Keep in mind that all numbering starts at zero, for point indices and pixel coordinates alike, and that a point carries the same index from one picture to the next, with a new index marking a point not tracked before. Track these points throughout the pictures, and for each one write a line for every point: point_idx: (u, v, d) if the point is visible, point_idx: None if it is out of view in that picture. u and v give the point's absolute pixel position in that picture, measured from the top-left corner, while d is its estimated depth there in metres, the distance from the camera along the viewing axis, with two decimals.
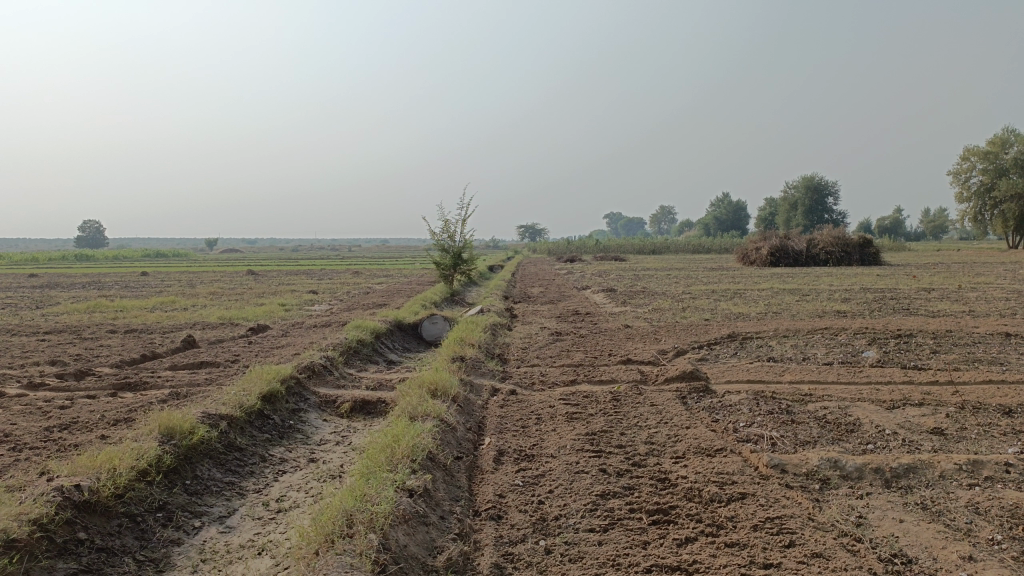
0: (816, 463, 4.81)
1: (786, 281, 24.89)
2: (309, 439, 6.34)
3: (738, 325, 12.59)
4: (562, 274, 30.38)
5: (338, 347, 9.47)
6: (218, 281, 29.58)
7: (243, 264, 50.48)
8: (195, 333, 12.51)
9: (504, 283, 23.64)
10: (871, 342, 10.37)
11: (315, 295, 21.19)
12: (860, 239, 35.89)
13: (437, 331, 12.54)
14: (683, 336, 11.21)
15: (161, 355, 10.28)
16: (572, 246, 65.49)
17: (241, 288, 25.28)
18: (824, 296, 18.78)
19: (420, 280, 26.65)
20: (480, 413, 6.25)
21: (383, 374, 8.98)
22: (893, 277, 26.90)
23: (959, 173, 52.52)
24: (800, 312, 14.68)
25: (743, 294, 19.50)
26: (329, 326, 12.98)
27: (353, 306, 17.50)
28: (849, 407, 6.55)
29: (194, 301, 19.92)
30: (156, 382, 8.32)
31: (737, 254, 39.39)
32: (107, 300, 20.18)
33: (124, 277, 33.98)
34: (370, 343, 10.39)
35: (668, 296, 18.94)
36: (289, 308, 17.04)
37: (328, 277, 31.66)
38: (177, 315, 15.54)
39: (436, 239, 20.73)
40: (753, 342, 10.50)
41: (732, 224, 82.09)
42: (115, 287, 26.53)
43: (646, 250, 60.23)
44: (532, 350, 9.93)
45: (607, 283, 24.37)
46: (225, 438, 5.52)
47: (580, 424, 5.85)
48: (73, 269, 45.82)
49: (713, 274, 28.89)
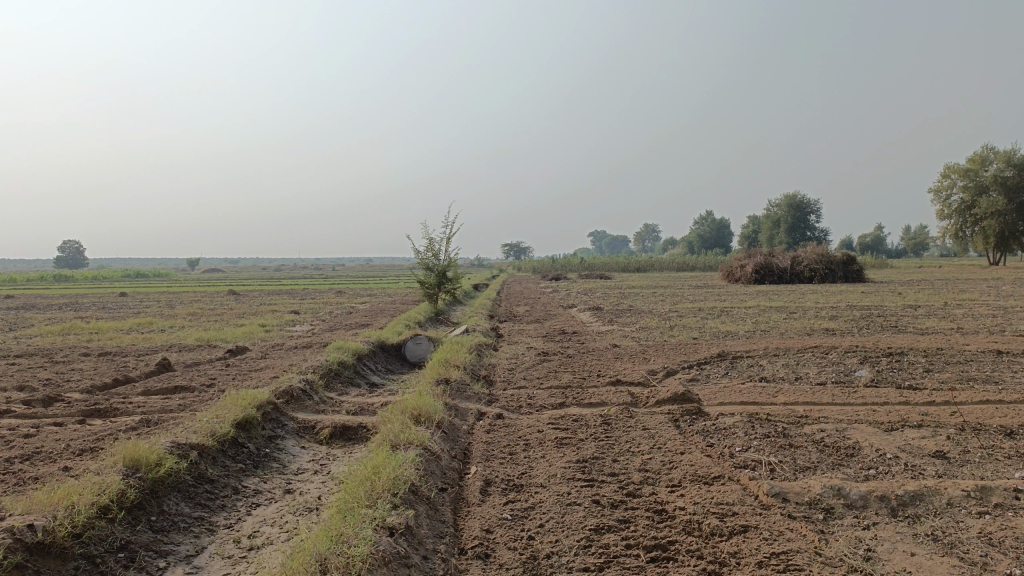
0: (818, 491, 4.58)
1: (772, 299, 24.80)
2: (285, 468, 6.05)
3: (727, 343, 12.41)
4: (548, 293, 30.17)
5: (319, 370, 9.17)
6: (198, 301, 29.15)
7: (224, 283, 49.87)
8: (172, 355, 12.15)
9: (489, 303, 23.40)
10: (863, 361, 10.20)
11: (297, 316, 20.83)
12: (844, 257, 36.02)
13: (420, 352, 12.27)
14: (672, 355, 11.00)
15: (135, 379, 9.92)
16: (556, 263, 65.38)
17: (221, 308, 24.86)
18: (811, 314, 18.67)
19: (404, 300, 26.35)
20: (465, 439, 5.99)
21: (365, 398, 8.68)
22: (878, 294, 26.92)
23: (940, 190, 53.01)
24: (788, 330, 14.53)
25: (730, 312, 19.35)
26: (310, 347, 12.66)
27: (335, 327, 17.17)
28: (847, 430, 6.34)
29: (173, 322, 19.53)
30: (127, 409, 7.98)
31: (722, 271, 39.39)
32: (82, 321, 19.71)
33: (103, 297, 33.55)
34: (351, 365, 10.10)
35: (655, 315, 18.77)
36: (270, 329, 16.69)
37: (311, 296, 31.31)
38: (154, 337, 15.15)
39: (420, 257, 20.49)
40: (744, 361, 10.30)
41: (715, 242, 82.41)
42: (92, 308, 26.00)
43: (631, 267, 60.28)
44: (519, 372, 9.68)
45: (593, 302, 24.19)
46: (195, 469, 5.23)
47: (570, 450, 5.60)
48: (51, 289, 45.25)
49: (699, 292, 28.78)
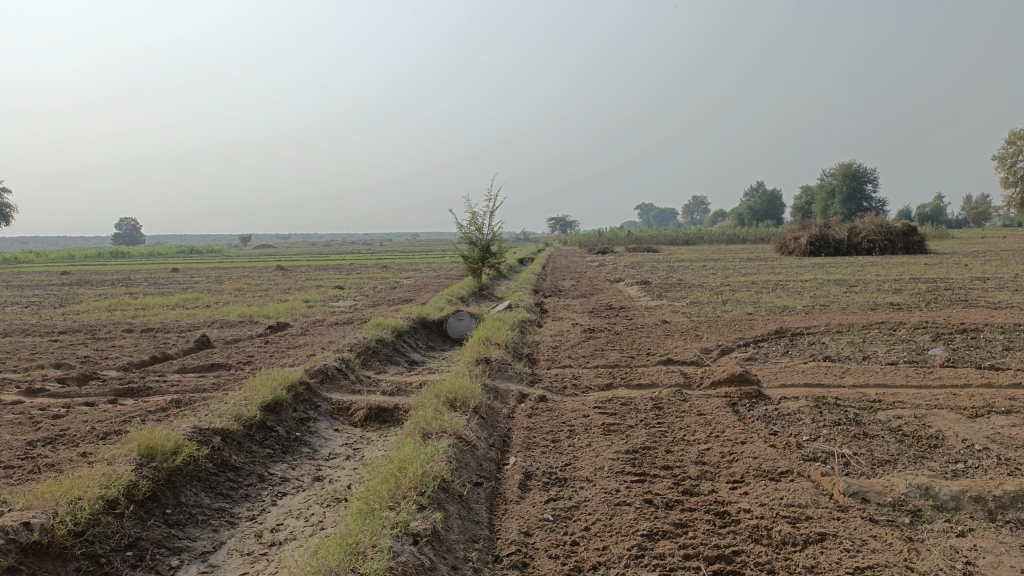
0: (903, 490, 4.03)
1: (829, 272, 23.77)
2: (316, 453, 5.71)
3: (785, 319, 11.76)
4: (594, 268, 29.57)
5: (356, 348, 8.84)
6: (247, 277, 29.38)
7: (274, 259, 50.26)
8: (213, 331, 11.99)
9: (534, 277, 22.98)
10: (935, 338, 9.47)
11: (342, 291, 20.65)
12: (904, 227, 34.56)
13: (462, 328, 11.88)
14: (726, 332, 10.40)
15: (172, 357, 9.73)
16: (604, 236, 64.54)
17: (268, 283, 24.88)
18: (873, 287, 17.79)
19: (448, 275, 26.04)
20: (505, 425, 5.57)
21: (403, 377, 8.33)
22: (941, 266, 25.63)
23: (1006, 156, 50.56)
24: (850, 305, 13.74)
25: (785, 286, 18.57)
26: (350, 324, 12.36)
27: (379, 302, 16.91)
28: (926, 417, 5.75)
29: (218, 297, 19.55)
30: (160, 388, 7.76)
31: (775, 243, 38.17)
32: (130, 297, 19.82)
33: (155, 273, 34.24)
34: (390, 342, 9.75)
35: (706, 289, 18.06)
36: (313, 304, 16.54)
37: (357, 271, 31.33)
38: (198, 313, 15.07)
39: (464, 231, 20.11)
40: (805, 339, 9.68)
41: (767, 213, 80.38)
42: (143, 284, 26.32)
43: (679, 240, 59.21)
44: (564, 350, 9.22)
45: (641, 276, 23.53)
46: (217, 456, 4.91)
47: (619, 439, 5.13)
48: (109, 265, 46.49)
49: (751, 265, 27.85)
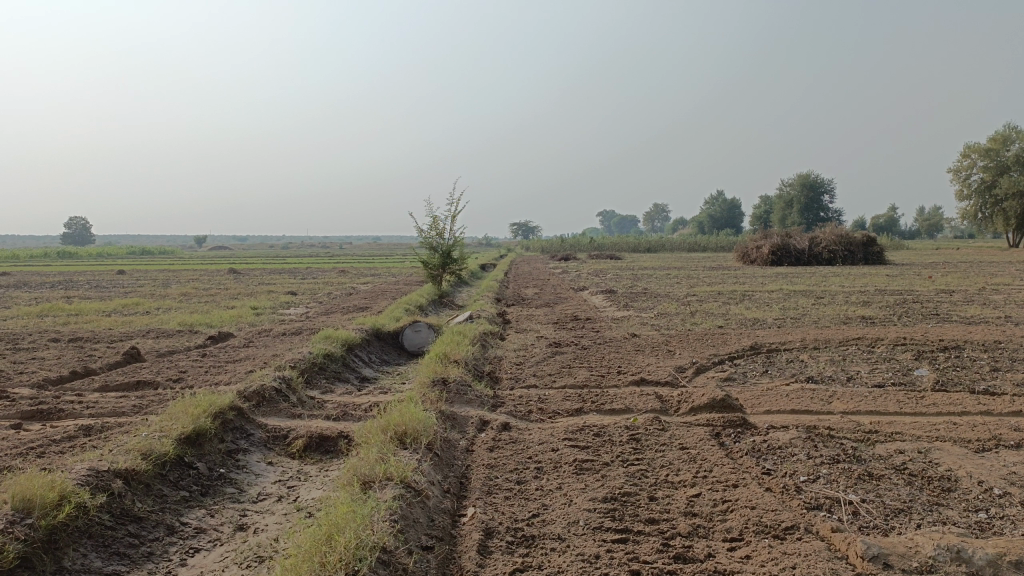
0: (930, 553, 3.42)
1: (793, 282, 23.54)
2: (242, 494, 4.92)
3: (759, 333, 11.24)
4: (556, 275, 28.95)
5: (300, 364, 8.04)
6: (195, 280, 28.03)
7: (227, 263, 48.76)
8: (146, 342, 11.04)
9: (496, 284, 22.29)
10: (919, 357, 8.99)
11: (294, 297, 19.69)
12: (864, 238, 34.73)
13: (419, 341, 11.11)
14: (700, 348, 9.82)
15: (97, 371, 8.80)
16: (566, 243, 64.15)
17: (217, 288, 23.75)
18: (841, 299, 17.47)
19: (407, 281, 25.19)
20: (463, 463, 4.86)
21: (351, 397, 7.58)
22: (903, 277, 25.59)
23: (959, 170, 51.45)
24: (822, 318, 13.29)
25: (753, 297, 18.18)
26: (299, 335, 11.51)
27: (332, 310, 16.04)
28: (930, 451, 5.19)
29: (161, 302, 18.43)
30: (74, 410, 6.87)
31: (737, 252, 38.04)
32: (65, 301, 18.61)
33: (98, 275, 32.74)
34: (340, 357, 8.96)
35: (673, 299, 17.56)
36: (261, 312, 15.60)
37: (313, 276, 30.30)
38: (136, 321, 14.05)
39: (424, 236, 19.36)
40: (782, 356, 9.14)
41: (726, 222, 80.84)
42: (84, 287, 24.97)
43: (641, 247, 59.12)
44: (528, 367, 8.53)
45: (605, 284, 23.00)
46: (115, 505, 4.11)
47: (594, 482, 4.45)
48: (51, 266, 44.54)
49: (714, 275, 27.51)
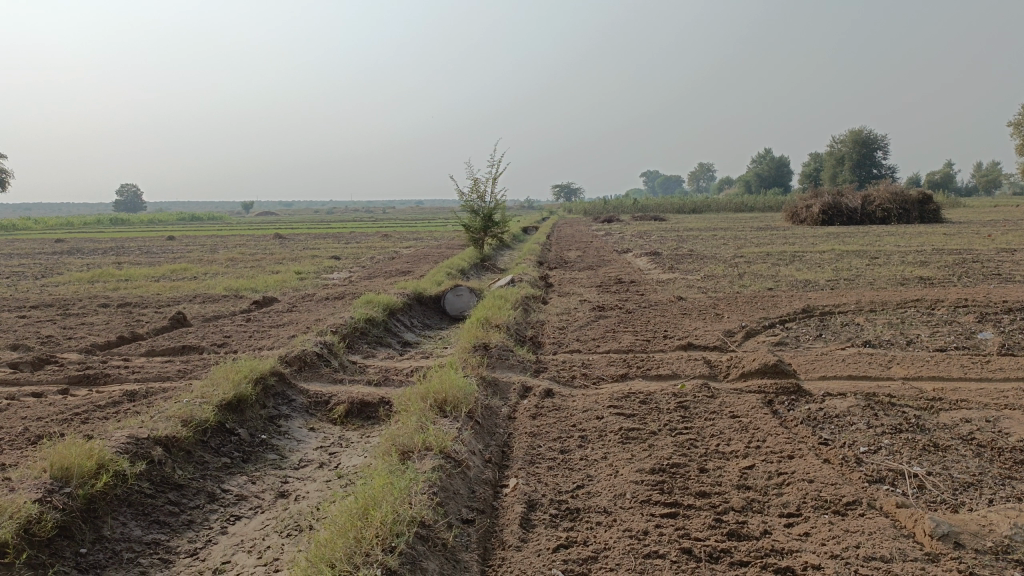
0: (1006, 532, 3.18)
1: (845, 242, 22.83)
2: (283, 460, 4.87)
3: (811, 295, 10.87)
4: (599, 237, 28.53)
5: (342, 329, 7.98)
6: (241, 245, 28.38)
7: (273, 228, 49.37)
8: (192, 307, 11.15)
9: (539, 247, 22.08)
10: (982, 320, 8.57)
11: (337, 261, 19.75)
12: (920, 195, 33.49)
13: (461, 305, 11.00)
14: (749, 311, 9.52)
15: (143, 336, 8.88)
16: (609, 205, 63.39)
17: (263, 253, 23.99)
18: (897, 259, 16.86)
19: (449, 245, 25.12)
20: (505, 431, 4.73)
21: (393, 362, 7.51)
22: (962, 236, 24.55)
23: None
24: (878, 279, 12.81)
25: (803, 258, 17.64)
26: (341, 299, 11.50)
27: (375, 274, 16.03)
28: (1000, 420, 4.89)
29: (208, 268, 18.68)
30: (120, 375, 6.91)
31: (786, 212, 37.01)
32: (116, 267, 18.98)
33: (149, 241, 33.39)
34: (381, 322, 8.90)
35: (720, 261, 17.12)
36: (305, 276, 15.67)
37: (356, 240, 30.42)
38: (183, 286, 14.21)
39: (465, 199, 19.19)
40: (836, 319, 8.80)
41: (774, 181, 78.83)
42: (134, 253, 25.44)
43: (686, 208, 58.12)
44: (572, 332, 8.34)
45: (650, 246, 22.57)
46: (155, 472, 4.08)
47: (641, 451, 4.28)
48: (105, 232, 45.66)
49: (762, 236, 26.79)
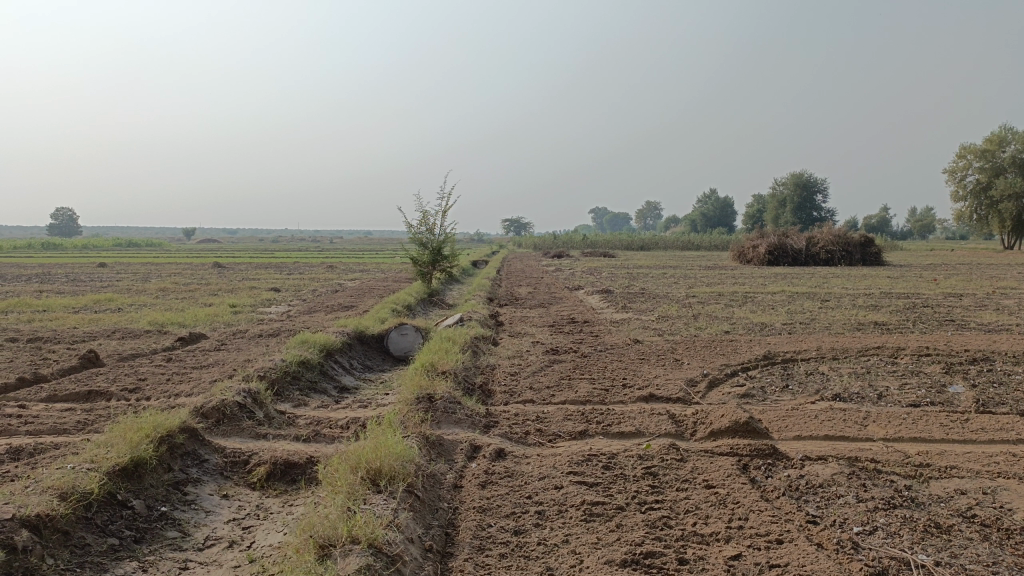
0: None
1: (794, 283, 22.87)
2: (184, 539, 4.11)
3: (770, 340, 10.50)
4: (548, 273, 28.08)
5: (271, 373, 7.23)
6: (175, 274, 27.07)
7: (213, 255, 47.65)
8: (110, 344, 10.20)
9: (488, 282, 21.50)
10: (949, 371, 8.26)
11: (276, 294, 18.81)
12: (862, 238, 34.07)
13: (405, 345, 10.30)
14: (710, 357, 9.05)
15: (46, 378, 7.94)
16: (558, 240, 63.31)
17: (198, 283, 22.82)
18: (849, 302, 16.76)
19: (395, 278, 24.35)
20: (450, 505, 4.07)
21: (327, 411, 6.80)
22: (906, 280, 24.82)
23: (955, 171, 50.92)
24: (834, 324, 12.55)
25: (755, 299, 17.45)
26: (276, 337, 10.68)
27: (315, 309, 15.19)
28: (997, 492, 4.44)
29: (136, 298, 17.53)
30: (8, 425, 6.02)
31: (733, 252, 37.28)
32: (34, 296, 17.67)
33: (77, 268, 31.75)
34: (317, 364, 8.16)
35: (673, 301, 16.77)
36: (240, 310, 14.74)
37: (299, 271, 29.39)
38: (104, 319, 13.17)
39: (413, 232, 18.54)
40: (801, 368, 8.39)
41: (719, 220, 80.07)
42: (59, 281, 23.98)
43: (634, 245, 58.45)
44: (524, 378, 7.74)
45: (601, 284, 22.18)
46: (16, 564, 3.29)
47: (609, 534, 3.67)
48: (33, 258, 43.41)
49: (710, 275, 26.65)
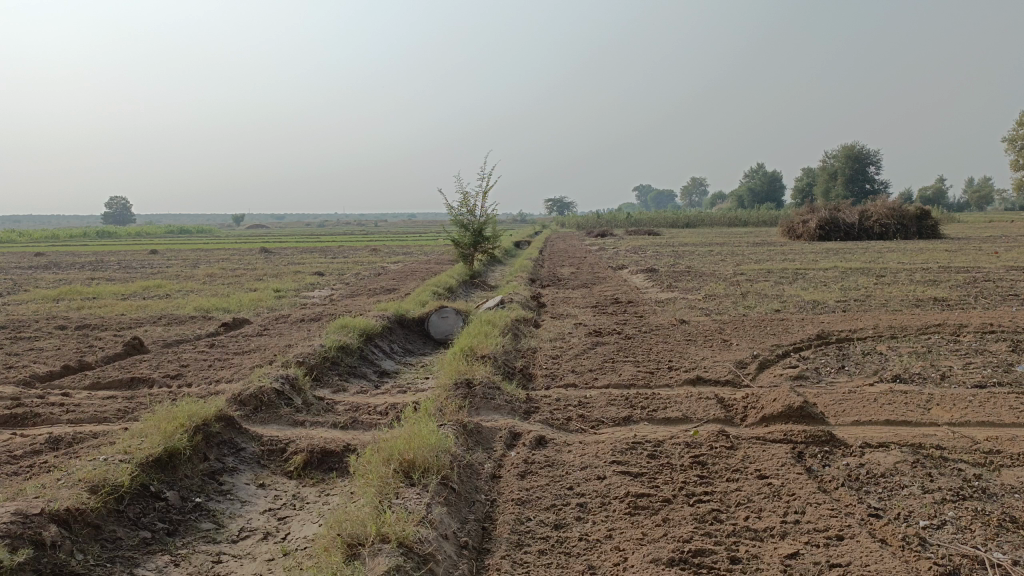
0: None
1: (847, 258, 22.18)
2: (218, 532, 4.03)
3: (823, 318, 10.09)
4: (592, 252, 27.72)
5: (310, 359, 7.15)
6: (223, 260, 27.44)
7: (260, 241, 48.27)
8: (155, 331, 10.28)
9: (531, 263, 21.29)
10: (1017, 349, 7.79)
11: (320, 278, 18.89)
12: (917, 211, 32.90)
13: (446, 328, 10.17)
14: (760, 338, 8.72)
15: (92, 366, 8.00)
16: (602, 219, 62.66)
17: (244, 268, 23.09)
18: (906, 277, 16.13)
19: (438, 260, 24.30)
20: (487, 498, 3.90)
21: (365, 396, 6.70)
22: (965, 253, 23.84)
23: (1016, 139, 48.80)
24: (890, 300, 12.05)
25: (806, 276, 16.91)
26: (317, 321, 10.65)
27: (358, 292, 15.19)
28: None
29: (183, 284, 17.76)
30: (51, 414, 6.04)
31: (781, 227, 36.39)
32: (86, 284, 18.02)
33: (129, 255, 32.44)
34: (356, 349, 8.07)
35: (720, 279, 16.35)
36: (283, 295, 14.81)
37: (343, 255, 29.59)
38: (151, 305, 13.34)
39: (454, 213, 18.40)
40: (856, 348, 8.01)
41: (766, 195, 78.36)
42: (112, 268, 24.51)
43: (679, 222, 57.57)
44: (566, 362, 7.53)
45: (645, 263, 21.81)
46: (44, 560, 3.21)
47: (654, 530, 3.46)
48: (87, 246, 44.54)
49: (759, 252, 26.03)
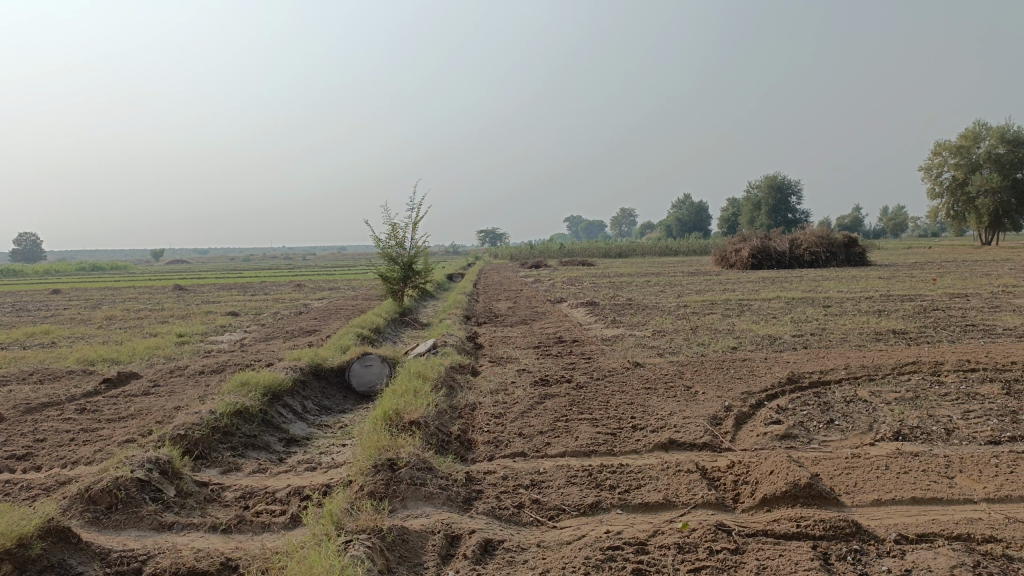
0: None
1: (787, 288, 21.73)
2: None
3: (788, 358, 9.20)
4: (527, 285, 26.66)
5: (196, 432, 5.75)
6: (128, 300, 25.18)
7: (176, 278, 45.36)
8: (20, 391, 8.63)
9: (463, 297, 20.09)
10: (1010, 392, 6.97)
11: (234, 319, 17.23)
12: (846, 239, 33.14)
13: (370, 379, 8.86)
14: (726, 384, 7.71)
15: None
16: (535, 250, 61.89)
17: (151, 310, 21.08)
18: (855, 308, 15.56)
19: (367, 296, 22.87)
20: None
21: (263, 477, 5.35)
22: (899, 280, 23.74)
23: (930, 167, 50.42)
24: (849, 335, 11.28)
25: (752, 308, 16.18)
26: (219, 375, 9.18)
27: (274, 336, 13.70)
28: None
29: (75, 329, 15.85)
30: None
31: (714, 256, 36.25)
32: None
33: (24, 296, 29.53)
34: (258, 412, 6.70)
35: (665, 313, 15.44)
36: (188, 340, 13.18)
37: (264, 292, 27.72)
38: (28, 357, 11.53)
39: (381, 247, 17.11)
40: (835, 395, 7.08)
41: (694, 224, 79.25)
42: None
43: (610, 252, 57.38)
44: (512, 422, 6.33)
45: (584, 295, 20.88)
46: None
47: None
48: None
49: (696, 281, 25.49)
